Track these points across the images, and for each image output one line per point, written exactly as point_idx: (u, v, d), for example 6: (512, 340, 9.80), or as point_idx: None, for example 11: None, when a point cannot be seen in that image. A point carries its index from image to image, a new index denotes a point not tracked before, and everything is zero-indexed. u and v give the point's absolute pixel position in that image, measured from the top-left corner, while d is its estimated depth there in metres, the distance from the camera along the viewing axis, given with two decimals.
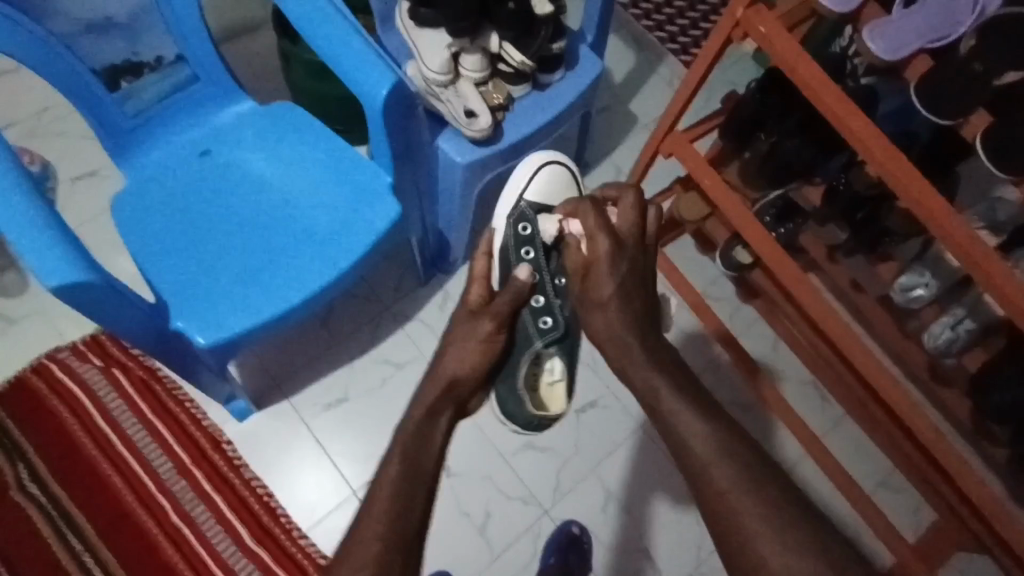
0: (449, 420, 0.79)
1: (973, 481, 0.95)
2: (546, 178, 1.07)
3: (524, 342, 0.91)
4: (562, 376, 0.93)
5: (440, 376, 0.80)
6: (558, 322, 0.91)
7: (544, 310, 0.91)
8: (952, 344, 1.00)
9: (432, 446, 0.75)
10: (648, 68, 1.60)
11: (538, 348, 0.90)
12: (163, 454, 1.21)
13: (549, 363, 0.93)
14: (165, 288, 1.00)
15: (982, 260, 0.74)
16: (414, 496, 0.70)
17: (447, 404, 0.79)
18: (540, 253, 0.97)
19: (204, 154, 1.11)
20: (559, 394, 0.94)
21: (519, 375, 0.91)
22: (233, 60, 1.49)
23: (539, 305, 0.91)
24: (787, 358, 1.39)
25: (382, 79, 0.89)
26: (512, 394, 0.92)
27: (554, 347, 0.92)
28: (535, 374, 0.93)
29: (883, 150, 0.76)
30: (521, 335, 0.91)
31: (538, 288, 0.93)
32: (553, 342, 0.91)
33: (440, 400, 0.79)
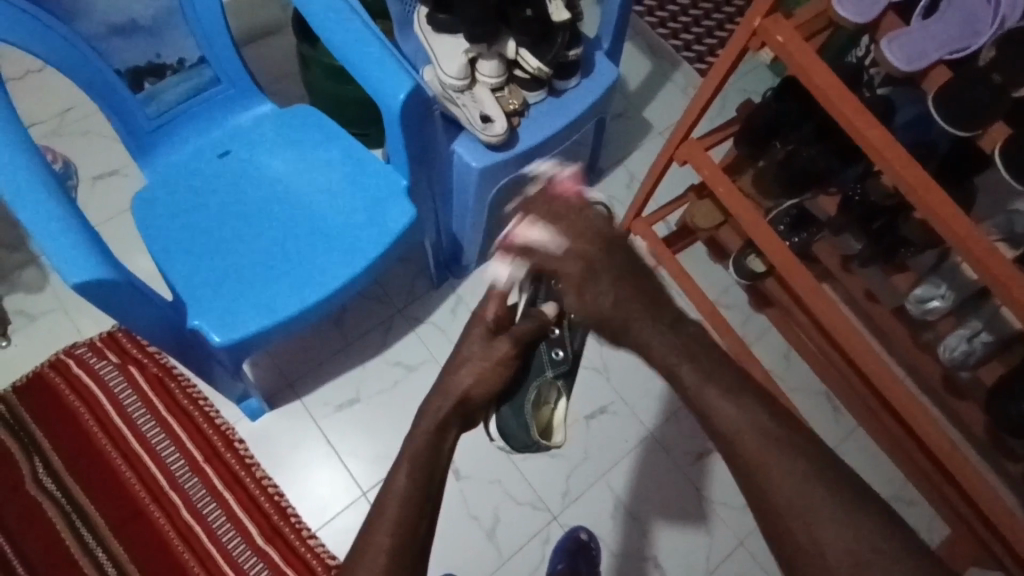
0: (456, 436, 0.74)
1: (989, 496, 0.93)
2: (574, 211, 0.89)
3: (535, 371, 0.87)
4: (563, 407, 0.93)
5: (452, 390, 0.74)
6: (569, 355, 0.88)
7: (559, 343, 0.86)
8: (969, 356, 0.99)
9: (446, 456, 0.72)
10: (663, 76, 1.60)
11: (548, 377, 0.87)
12: (175, 451, 1.23)
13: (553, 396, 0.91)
14: (183, 286, 1.01)
15: (1000, 272, 0.73)
16: (424, 504, 0.69)
17: (457, 418, 0.74)
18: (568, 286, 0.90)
19: (224, 154, 1.12)
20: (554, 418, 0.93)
21: (527, 402, 0.87)
22: (253, 63, 1.51)
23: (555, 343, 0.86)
24: (799, 367, 1.38)
25: (400, 83, 0.90)
26: (517, 417, 0.87)
27: (561, 377, 0.89)
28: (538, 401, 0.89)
29: (900, 159, 0.76)
30: (533, 360, 0.86)
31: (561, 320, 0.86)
32: (563, 373, 0.89)
33: (451, 413, 0.73)
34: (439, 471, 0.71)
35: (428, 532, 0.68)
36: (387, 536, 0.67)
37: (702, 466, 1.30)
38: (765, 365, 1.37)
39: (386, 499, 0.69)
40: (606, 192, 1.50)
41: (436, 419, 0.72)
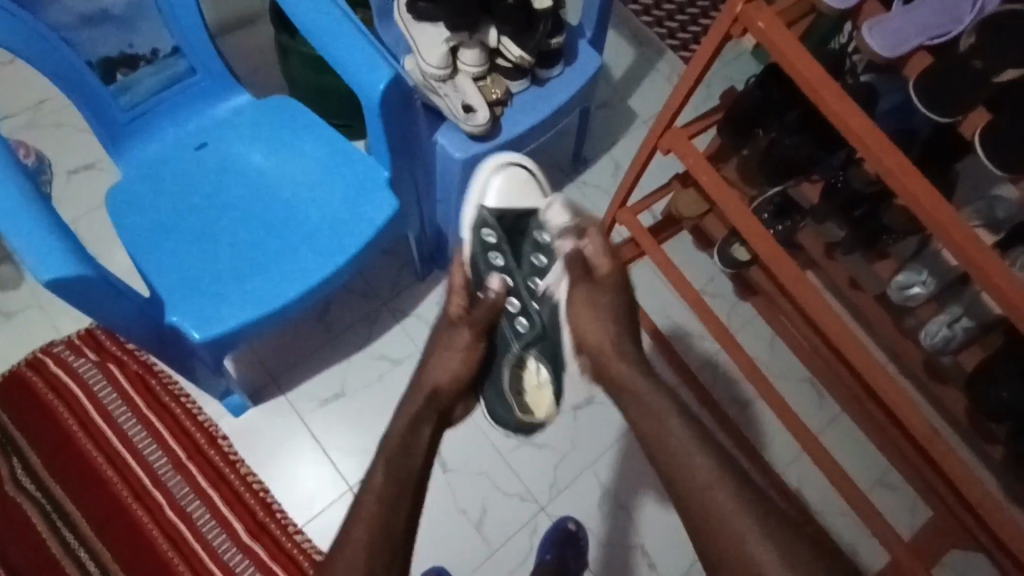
0: (432, 431, 0.79)
1: (969, 479, 0.94)
2: (502, 181, 1.00)
3: (501, 347, 0.90)
4: (548, 377, 0.91)
5: (426, 383, 0.82)
6: (535, 325, 0.89)
7: (520, 313, 0.90)
8: (949, 342, 1.00)
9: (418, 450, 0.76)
10: (648, 64, 1.60)
11: (516, 352, 0.90)
12: (158, 449, 1.21)
13: (532, 366, 0.91)
14: (160, 282, 0.99)
15: (981, 258, 0.73)
16: None
17: (432, 413, 0.80)
18: (509, 257, 0.93)
19: (201, 147, 1.10)
20: (545, 398, 0.91)
21: (502, 381, 0.90)
22: (230, 53, 1.48)
23: (515, 309, 0.90)
24: (784, 355, 1.39)
25: (380, 72, 0.88)
26: (499, 398, 0.90)
27: (532, 349, 0.90)
28: (519, 377, 0.91)
29: (881, 144, 0.75)
30: (498, 340, 0.90)
31: (513, 292, 0.91)
32: (531, 344, 0.89)
33: (424, 409, 0.80)
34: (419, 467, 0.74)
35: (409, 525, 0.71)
36: (361, 527, 0.70)
37: None
38: (750, 353, 1.38)
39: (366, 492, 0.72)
40: (591, 181, 1.50)
41: (411, 412, 0.79)
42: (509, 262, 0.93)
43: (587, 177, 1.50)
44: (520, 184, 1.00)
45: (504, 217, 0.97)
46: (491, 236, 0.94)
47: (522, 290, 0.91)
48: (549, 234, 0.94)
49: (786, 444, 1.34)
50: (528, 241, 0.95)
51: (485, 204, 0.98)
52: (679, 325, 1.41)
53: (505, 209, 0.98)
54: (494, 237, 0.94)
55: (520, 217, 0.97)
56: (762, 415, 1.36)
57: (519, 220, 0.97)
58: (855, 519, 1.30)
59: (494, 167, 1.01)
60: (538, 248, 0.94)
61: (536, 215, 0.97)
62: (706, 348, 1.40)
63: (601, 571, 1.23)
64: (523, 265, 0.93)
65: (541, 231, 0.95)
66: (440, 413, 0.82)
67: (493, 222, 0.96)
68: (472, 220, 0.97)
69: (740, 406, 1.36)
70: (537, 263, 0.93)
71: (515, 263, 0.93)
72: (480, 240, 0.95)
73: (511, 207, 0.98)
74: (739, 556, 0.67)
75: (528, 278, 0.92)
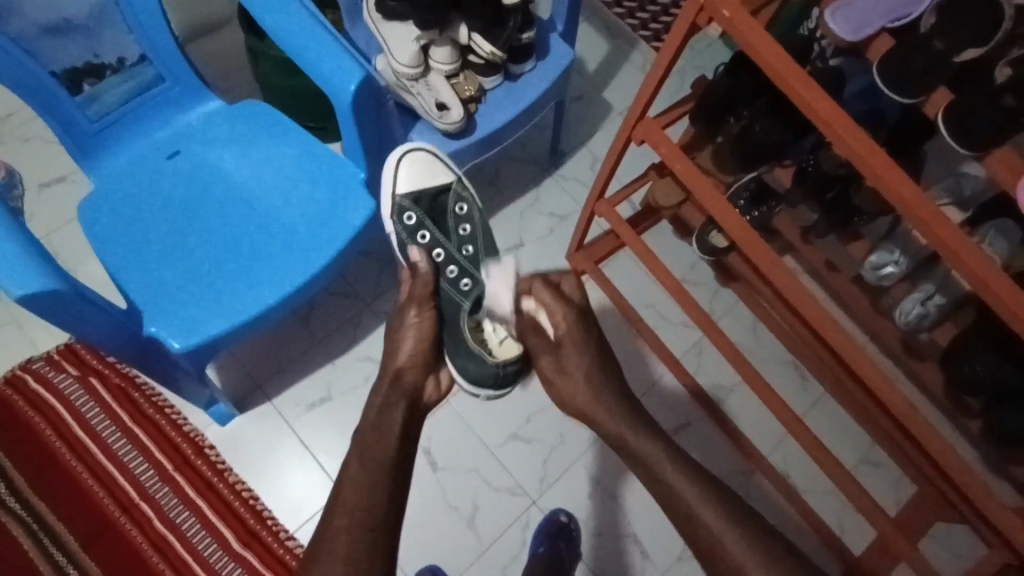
0: (404, 412, 0.79)
1: (947, 453, 0.95)
2: (412, 163, 1.04)
3: (452, 309, 0.93)
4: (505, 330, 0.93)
5: (387, 368, 0.84)
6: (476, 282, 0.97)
7: (460, 275, 0.98)
8: (923, 319, 1.02)
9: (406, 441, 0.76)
10: (621, 55, 1.60)
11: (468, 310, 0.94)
12: (144, 461, 1.20)
13: (489, 327, 0.93)
14: (137, 293, 0.98)
15: (947, 235, 0.74)
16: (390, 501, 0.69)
17: (400, 395, 0.80)
18: (435, 232, 1.03)
19: (173, 155, 1.09)
20: (510, 345, 0.93)
21: (464, 336, 0.90)
22: (199, 60, 1.47)
23: (456, 273, 0.98)
24: (766, 339, 1.41)
25: (350, 73, 0.88)
26: (465, 355, 0.89)
27: (480, 305, 0.95)
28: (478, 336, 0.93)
29: (846, 126, 0.76)
30: (448, 306, 0.94)
31: (448, 261, 1.00)
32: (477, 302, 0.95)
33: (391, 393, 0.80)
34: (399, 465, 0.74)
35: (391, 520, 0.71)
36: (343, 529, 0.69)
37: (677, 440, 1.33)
38: (733, 338, 1.40)
39: (350, 492, 0.71)
40: (570, 175, 1.50)
41: (381, 398, 0.80)
42: (436, 235, 1.03)
43: (565, 170, 1.50)
44: (422, 166, 1.05)
45: (421, 199, 1.04)
46: (413, 218, 1.03)
47: (458, 258, 1.01)
48: (466, 204, 1.05)
49: (772, 426, 1.36)
50: (442, 218, 1.05)
51: (398, 191, 1.04)
52: (662, 314, 1.42)
53: (417, 193, 1.04)
54: (415, 216, 1.03)
55: (437, 195, 1.05)
56: (747, 399, 1.38)
57: (437, 199, 1.05)
58: (841, 498, 1.32)
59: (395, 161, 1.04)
60: (460, 220, 1.05)
61: (449, 191, 1.06)
62: (690, 336, 1.41)
63: (593, 561, 1.24)
64: (452, 236, 1.03)
65: (458, 205, 1.05)
66: (411, 393, 0.82)
67: (411, 205, 1.03)
68: (390, 207, 1.04)
69: (725, 391, 1.37)
70: (463, 233, 1.04)
71: (441, 234, 1.03)
72: (403, 225, 1.03)
73: (423, 187, 1.04)
74: (724, 542, 0.67)
75: (460, 246, 1.02)
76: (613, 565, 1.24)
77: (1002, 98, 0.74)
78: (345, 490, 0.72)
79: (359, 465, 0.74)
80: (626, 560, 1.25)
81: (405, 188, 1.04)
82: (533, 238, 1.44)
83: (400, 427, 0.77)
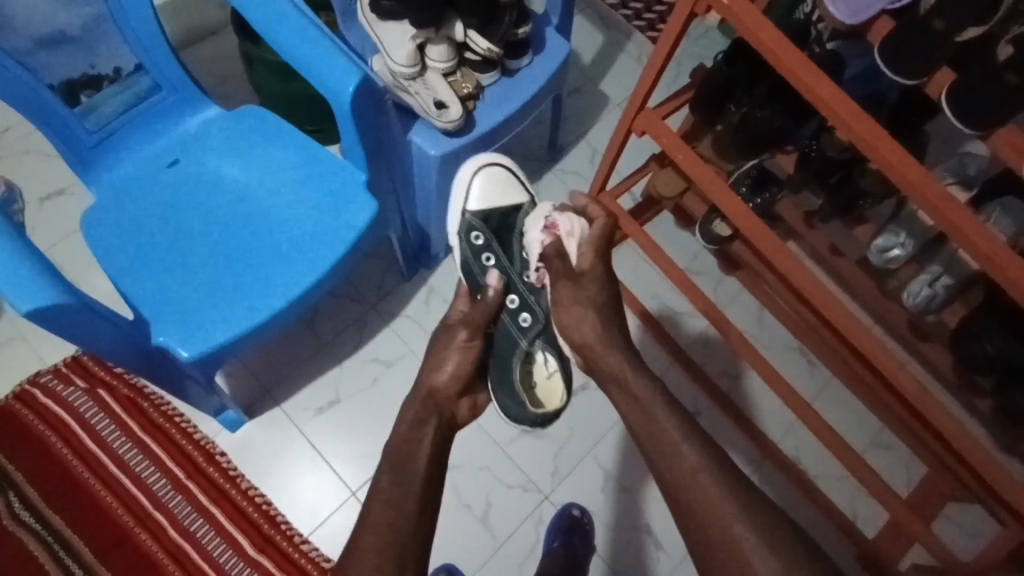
0: (436, 428, 0.81)
1: (959, 434, 0.94)
2: (483, 183, 1.06)
3: (507, 344, 0.89)
4: (556, 366, 0.91)
5: (422, 384, 0.84)
6: (538, 316, 0.91)
7: (522, 308, 0.91)
8: (932, 301, 1.02)
9: (417, 452, 0.78)
10: (616, 47, 1.60)
11: (524, 347, 0.89)
12: (156, 471, 1.20)
13: (541, 359, 0.91)
14: (144, 304, 0.98)
15: (955, 218, 0.74)
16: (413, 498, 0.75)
17: (431, 412, 0.82)
18: (499, 257, 1.01)
19: (173, 163, 1.09)
20: (555, 386, 0.91)
21: (517, 382, 0.88)
22: (194, 66, 1.46)
23: (515, 304, 0.92)
24: (772, 326, 1.41)
25: (348, 75, 0.88)
26: (510, 393, 0.88)
27: (539, 340, 0.90)
28: (528, 371, 0.90)
29: (850, 111, 0.76)
30: (504, 339, 0.90)
31: (512, 289, 0.94)
32: (537, 337, 0.90)
33: (422, 410, 0.82)
34: (416, 479, 0.76)
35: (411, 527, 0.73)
36: (367, 534, 0.71)
37: None
38: (739, 326, 1.40)
39: (386, 505, 0.73)
40: (571, 168, 1.50)
41: (413, 415, 0.82)
42: (501, 259, 1.01)
43: (565, 165, 1.50)
44: (499, 184, 1.07)
45: (489, 220, 1.05)
46: (479, 237, 1.03)
47: (520, 286, 0.95)
48: (533, 230, 1.03)
49: (780, 413, 1.36)
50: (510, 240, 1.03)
51: (470, 208, 1.06)
52: (666, 305, 1.42)
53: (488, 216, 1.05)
54: (483, 239, 1.03)
55: (506, 215, 1.05)
56: (756, 387, 1.38)
57: (507, 219, 1.05)
58: (852, 482, 1.32)
59: (469, 175, 1.07)
60: (526, 244, 1.02)
61: (520, 211, 1.06)
62: (695, 325, 1.41)
63: (606, 554, 1.24)
64: (515, 260, 1.00)
65: (527, 227, 1.03)
66: (442, 413, 0.83)
67: (479, 225, 1.04)
68: (459, 223, 1.06)
69: (732, 379, 1.38)
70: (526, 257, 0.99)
71: (505, 258, 1.01)
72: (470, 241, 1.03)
73: (495, 206, 1.06)
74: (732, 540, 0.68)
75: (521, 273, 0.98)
76: (628, 558, 1.24)
77: (1004, 75, 0.73)
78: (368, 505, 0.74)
79: (391, 476, 0.76)
80: (639, 552, 1.25)
81: (475, 208, 1.06)
82: None
83: (430, 450, 0.78)
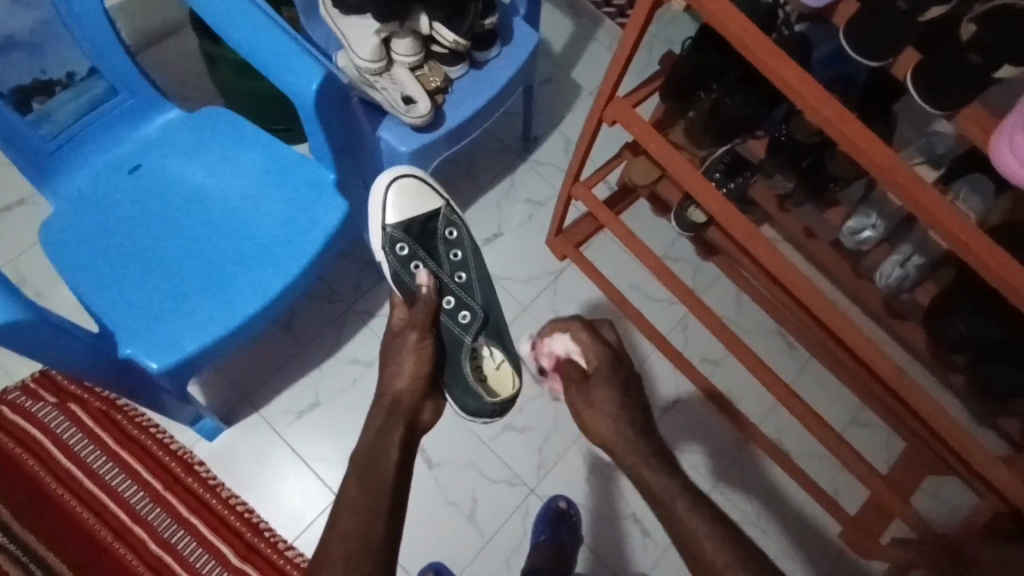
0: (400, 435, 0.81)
1: (932, 411, 0.96)
2: (400, 192, 1.06)
3: (454, 342, 1.00)
4: (502, 356, 1.03)
5: (383, 394, 0.85)
6: (476, 313, 1.03)
7: (459, 307, 1.03)
8: (903, 281, 1.03)
9: (393, 460, 0.77)
10: (586, 34, 1.58)
11: (469, 342, 1.01)
12: (133, 483, 1.18)
13: (488, 352, 1.03)
14: (111, 316, 0.95)
15: (922, 198, 0.74)
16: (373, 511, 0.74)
17: (398, 419, 0.82)
18: (428, 261, 1.06)
19: (135, 169, 1.06)
20: (505, 374, 1.03)
21: (469, 376, 0.99)
22: (153, 68, 1.42)
23: (453, 304, 1.03)
24: (751, 310, 1.41)
25: (310, 73, 0.85)
26: (469, 392, 0.98)
27: (482, 335, 1.03)
28: (476, 364, 1.01)
29: (817, 95, 0.75)
30: (449, 338, 1.00)
31: (446, 290, 1.04)
32: (478, 332, 1.02)
33: (384, 420, 0.82)
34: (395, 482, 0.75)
35: (392, 530, 0.73)
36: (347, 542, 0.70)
37: (670, 416, 1.34)
38: (718, 311, 1.40)
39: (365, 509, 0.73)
40: (546, 159, 1.49)
41: (375, 423, 0.82)
42: (428, 263, 1.06)
43: (539, 156, 1.49)
44: (413, 193, 1.07)
45: (410, 228, 1.06)
46: (405, 248, 1.05)
47: (452, 286, 1.05)
48: (455, 228, 1.09)
49: (761, 397, 1.37)
50: (430, 243, 1.07)
51: (388, 220, 1.06)
52: (646, 294, 1.42)
53: (408, 223, 1.06)
54: (407, 246, 1.05)
55: (426, 222, 1.07)
56: (737, 372, 1.38)
57: (426, 225, 1.07)
58: (834, 462, 1.34)
59: (385, 184, 1.06)
60: (450, 245, 1.08)
61: (438, 216, 1.08)
62: (674, 312, 1.41)
63: (594, 544, 1.25)
64: (443, 262, 1.07)
65: (447, 229, 1.08)
66: (408, 417, 0.83)
67: (402, 235, 1.05)
68: (380, 235, 1.06)
69: (713, 364, 1.38)
70: (455, 258, 1.07)
71: (432, 261, 1.06)
72: (394, 253, 1.05)
73: (412, 216, 1.06)
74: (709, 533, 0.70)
75: (452, 273, 1.06)
76: (615, 548, 1.25)
77: (966, 55, 0.73)
78: (343, 514, 0.73)
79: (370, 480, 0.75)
80: (626, 541, 1.25)
81: (395, 220, 1.06)
82: (512, 228, 1.43)
83: (398, 454, 0.79)
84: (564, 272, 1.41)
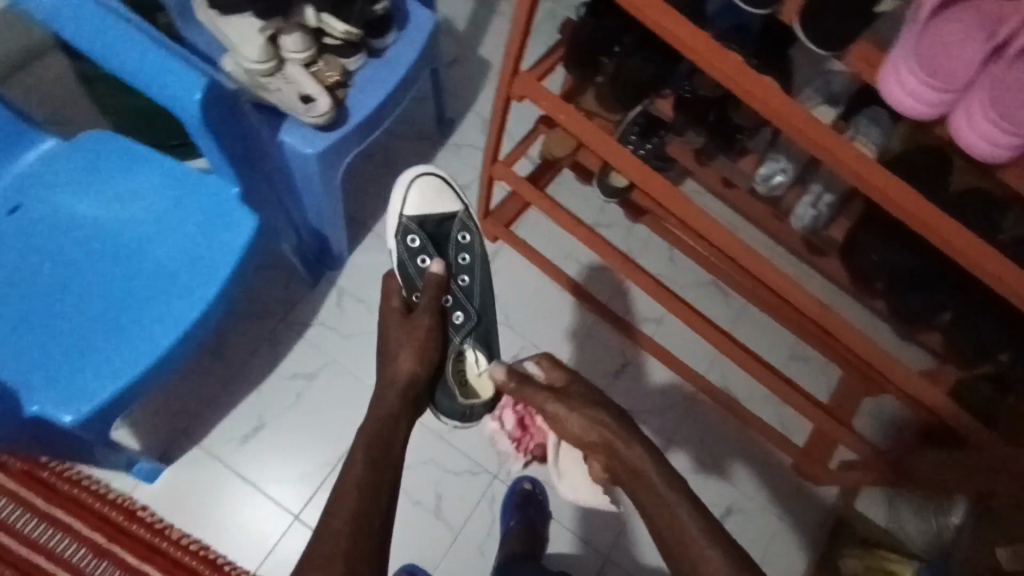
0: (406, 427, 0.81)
1: (859, 340, 1.00)
2: (419, 190, 1.10)
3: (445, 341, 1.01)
4: (485, 363, 1.03)
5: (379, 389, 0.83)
6: (470, 315, 1.04)
7: (455, 307, 1.04)
8: (817, 220, 1.06)
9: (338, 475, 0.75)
10: (488, 8, 1.54)
11: (458, 343, 1.02)
12: (72, 542, 1.11)
13: (472, 357, 1.03)
14: (12, 373, 0.88)
15: (819, 138, 0.76)
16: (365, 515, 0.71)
17: None
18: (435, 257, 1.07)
19: (16, 210, 0.97)
20: (486, 383, 1.03)
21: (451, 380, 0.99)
22: (22, 98, 1.30)
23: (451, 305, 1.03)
24: (684, 264, 1.44)
25: (191, 83, 0.80)
26: (445, 391, 0.98)
27: (469, 336, 1.03)
28: (462, 368, 1.02)
29: (711, 49, 0.75)
30: None
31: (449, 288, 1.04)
32: (467, 334, 1.03)
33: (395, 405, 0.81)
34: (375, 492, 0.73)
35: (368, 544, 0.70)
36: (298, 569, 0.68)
37: (621, 381, 1.35)
38: (652, 271, 1.42)
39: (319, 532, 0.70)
40: (464, 141, 1.46)
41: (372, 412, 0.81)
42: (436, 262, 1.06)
43: (457, 139, 1.45)
44: (431, 192, 1.10)
45: (425, 225, 1.09)
46: (417, 240, 1.07)
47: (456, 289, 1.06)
48: (469, 234, 1.10)
49: (705, 347, 1.40)
50: (444, 245, 1.09)
51: (407, 213, 1.09)
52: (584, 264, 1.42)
53: (427, 218, 1.09)
54: (418, 240, 1.07)
55: (441, 221, 1.10)
56: (679, 327, 1.41)
57: (440, 224, 1.10)
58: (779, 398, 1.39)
59: (407, 182, 1.10)
60: (461, 248, 1.09)
61: (454, 219, 1.10)
62: (612, 279, 1.42)
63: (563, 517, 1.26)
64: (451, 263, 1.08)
65: (460, 233, 1.10)
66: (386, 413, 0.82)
67: (416, 228, 1.08)
68: (396, 226, 1.08)
69: (654, 323, 1.40)
70: (462, 262, 1.08)
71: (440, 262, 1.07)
72: (405, 245, 1.06)
73: (429, 213, 1.09)
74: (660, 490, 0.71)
75: (458, 274, 1.07)
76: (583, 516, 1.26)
77: None
78: None
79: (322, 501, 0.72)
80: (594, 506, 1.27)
81: (412, 212, 1.09)
82: None
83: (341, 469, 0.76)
84: (497, 255, 1.39)
